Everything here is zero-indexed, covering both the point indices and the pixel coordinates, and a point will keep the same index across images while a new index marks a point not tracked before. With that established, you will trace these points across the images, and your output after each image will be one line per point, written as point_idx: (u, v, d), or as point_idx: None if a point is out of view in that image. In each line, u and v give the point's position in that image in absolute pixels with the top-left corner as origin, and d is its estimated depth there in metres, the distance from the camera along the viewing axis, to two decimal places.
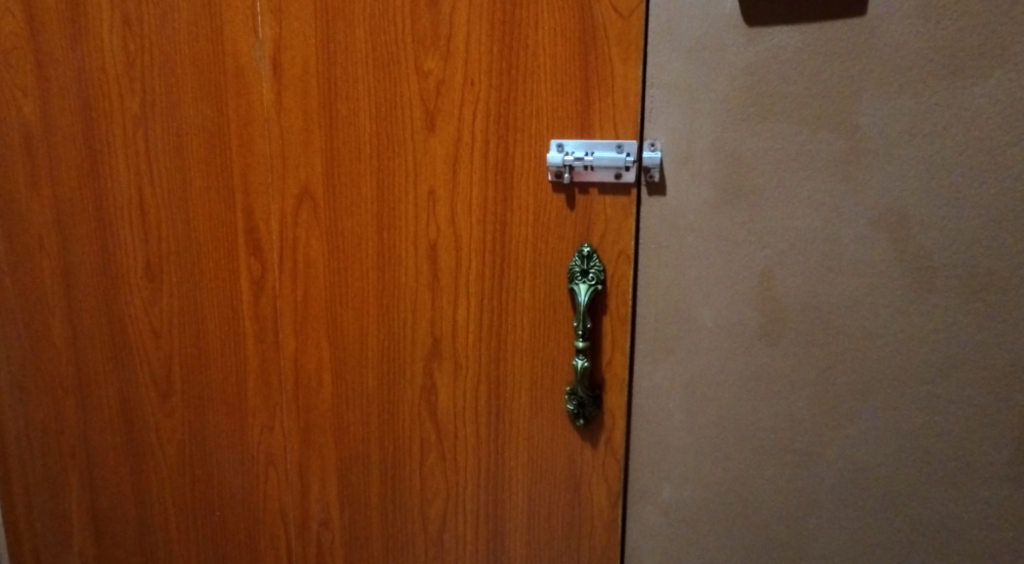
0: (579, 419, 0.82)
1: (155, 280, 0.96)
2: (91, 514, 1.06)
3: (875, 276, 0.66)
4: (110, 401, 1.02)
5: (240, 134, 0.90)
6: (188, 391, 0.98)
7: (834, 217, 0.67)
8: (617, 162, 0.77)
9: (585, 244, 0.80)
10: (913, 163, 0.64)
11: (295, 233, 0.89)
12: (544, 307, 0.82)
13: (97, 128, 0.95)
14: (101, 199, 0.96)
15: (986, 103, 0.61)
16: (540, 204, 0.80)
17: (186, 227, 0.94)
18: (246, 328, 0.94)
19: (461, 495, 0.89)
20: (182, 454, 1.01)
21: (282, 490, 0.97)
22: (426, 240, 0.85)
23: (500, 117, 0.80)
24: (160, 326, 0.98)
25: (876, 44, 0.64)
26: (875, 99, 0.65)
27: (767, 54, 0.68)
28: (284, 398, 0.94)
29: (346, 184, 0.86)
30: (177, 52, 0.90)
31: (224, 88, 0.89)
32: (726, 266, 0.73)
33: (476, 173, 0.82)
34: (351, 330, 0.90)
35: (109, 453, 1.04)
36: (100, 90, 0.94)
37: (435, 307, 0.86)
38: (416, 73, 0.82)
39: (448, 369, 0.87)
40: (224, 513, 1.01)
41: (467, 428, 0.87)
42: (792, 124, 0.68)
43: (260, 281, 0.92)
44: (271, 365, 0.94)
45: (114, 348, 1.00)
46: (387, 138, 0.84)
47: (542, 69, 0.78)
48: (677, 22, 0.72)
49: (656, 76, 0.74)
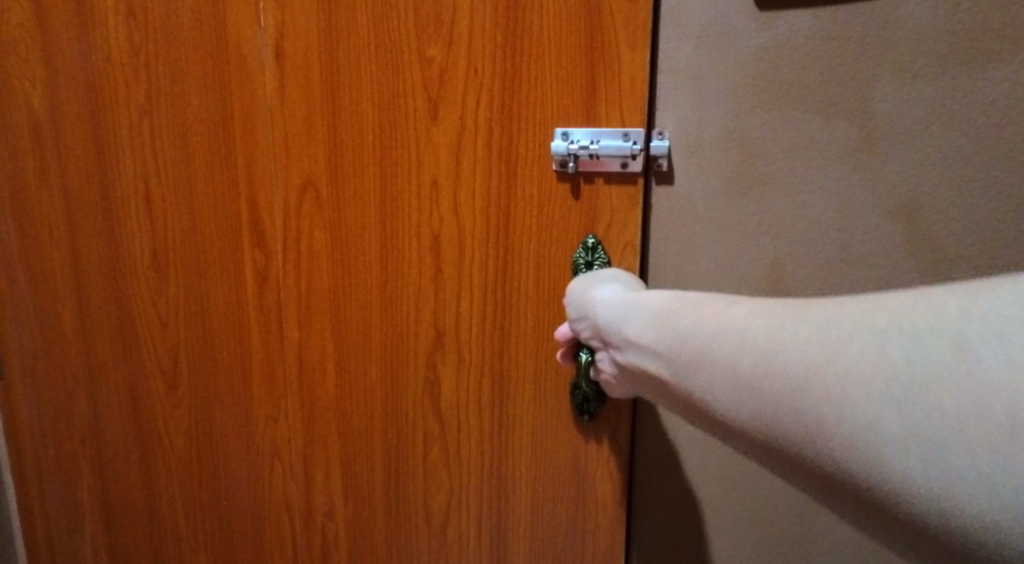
0: (584, 414, 0.82)
1: (162, 270, 0.96)
2: (102, 501, 1.06)
3: (890, 267, 0.70)
4: (119, 390, 1.01)
5: (243, 123, 0.88)
6: (195, 381, 0.97)
7: (847, 207, 0.70)
8: (623, 150, 0.75)
9: (590, 235, 0.78)
10: (927, 152, 0.67)
11: (299, 224, 0.88)
12: (549, 300, 0.81)
13: (104, 118, 0.94)
14: (108, 188, 0.96)
15: (1006, 88, 0.64)
16: (545, 194, 0.79)
17: (191, 218, 0.93)
18: (251, 319, 0.93)
19: (464, 489, 0.88)
20: (189, 444, 1.00)
21: (287, 481, 0.96)
22: (429, 231, 0.83)
23: (504, 105, 0.78)
24: (168, 316, 0.97)
25: (891, 29, 0.66)
26: (890, 87, 0.67)
27: (779, 38, 0.70)
28: (288, 388, 0.94)
29: (350, 175, 0.85)
30: (182, 39, 0.88)
31: (228, 78, 0.88)
32: (737, 258, 0.75)
33: (478, 161, 0.80)
34: (354, 322, 0.89)
35: (119, 443, 1.03)
36: (105, 79, 0.92)
37: (438, 299, 0.84)
38: (419, 61, 0.80)
39: (450, 361, 0.85)
40: (232, 504, 1.00)
41: (470, 421, 0.86)
42: (803, 111, 0.70)
43: (264, 272, 0.91)
44: (275, 356, 0.93)
45: (123, 338, 0.99)
46: (390, 127, 0.82)
47: (547, 55, 0.76)
48: (687, 6, 0.72)
49: (664, 62, 0.74)
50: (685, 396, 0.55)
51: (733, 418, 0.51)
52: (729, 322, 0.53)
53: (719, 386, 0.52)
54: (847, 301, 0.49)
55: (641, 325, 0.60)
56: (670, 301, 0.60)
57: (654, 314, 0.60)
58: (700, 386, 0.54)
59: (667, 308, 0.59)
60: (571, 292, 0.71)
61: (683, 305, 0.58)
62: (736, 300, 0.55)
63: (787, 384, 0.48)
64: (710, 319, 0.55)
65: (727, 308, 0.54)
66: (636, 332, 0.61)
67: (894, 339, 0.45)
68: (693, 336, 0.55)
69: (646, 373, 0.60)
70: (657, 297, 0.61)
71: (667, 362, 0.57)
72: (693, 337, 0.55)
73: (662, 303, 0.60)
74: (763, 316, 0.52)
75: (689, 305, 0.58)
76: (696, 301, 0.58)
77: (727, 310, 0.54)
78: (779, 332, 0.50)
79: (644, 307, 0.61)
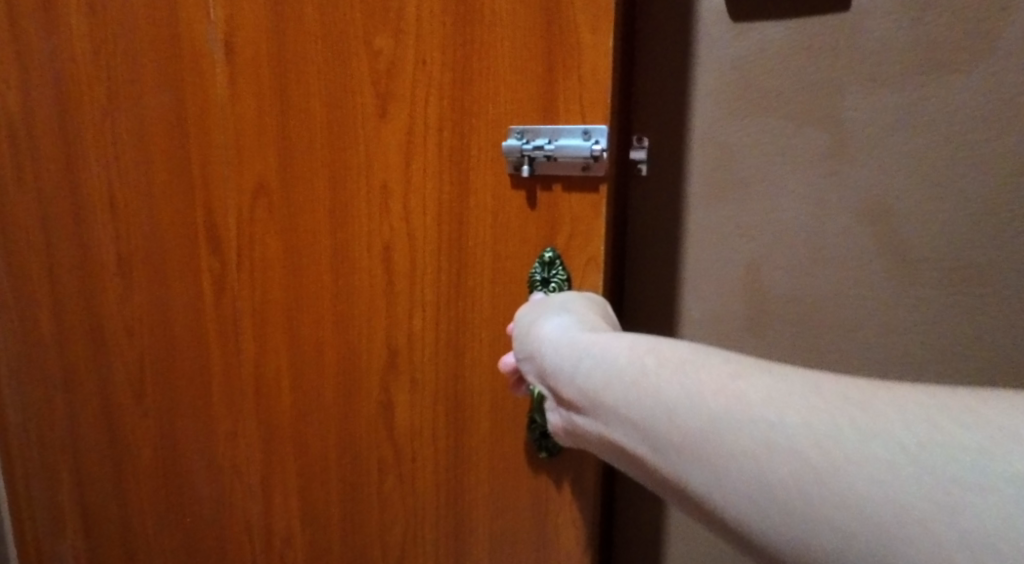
0: (542, 452, 0.73)
1: (127, 276, 0.89)
2: (82, 513, 1.00)
3: (859, 269, 0.73)
4: (92, 400, 0.96)
5: (198, 122, 0.82)
6: (160, 395, 0.91)
7: (820, 209, 0.73)
8: (582, 151, 0.66)
9: (548, 248, 0.70)
10: (895, 156, 0.70)
11: (252, 231, 0.81)
12: (505, 320, 0.72)
13: (69, 119, 0.88)
14: (78, 189, 0.90)
15: (967, 97, 0.67)
16: (500, 202, 0.71)
17: (151, 223, 0.87)
18: (211, 333, 0.86)
19: (421, 524, 0.80)
20: (157, 460, 0.93)
21: (248, 502, 0.89)
22: (380, 240, 0.76)
23: (455, 101, 0.70)
24: (133, 325, 0.91)
25: (860, 40, 0.70)
26: (859, 95, 0.70)
27: (753, 48, 0.73)
28: (246, 404, 0.87)
29: (300, 178, 0.78)
30: (137, 32, 0.82)
31: (182, 74, 0.81)
32: (712, 258, 0.77)
33: (430, 164, 0.72)
34: (307, 337, 0.82)
35: (95, 455, 0.97)
36: (71, 74, 0.87)
37: (391, 315, 0.77)
38: (367, 52, 0.72)
39: (404, 384, 0.78)
40: (200, 524, 0.93)
41: (426, 450, 0.78)
42: (779, 119, 0.73)
43: (220, 281, 0.84)
44: (235, 372, 0.86)
45: (95, 346, 0.94)
46: (339, 127, 0.75)
47: (501, 45, 0.68)
48: (663, 18, 0.76)
49: (643, 70, 0.77)
50: (678, 483, 0.46)
51: (758, 530, 0.42)
52: (744, 404, 0.43)
53: (737, 488, 0.42)
54: (932, 412, 0.39)
55: (613, 386, 0.50)
56: (645, 354, 0.49)
57: (628, 373, 0.49)
58: (704, 479, 0.44)
59: (642, 364, 0.49)
60: (518, 330, 0.61)
61: (668, 364, 0.48)
62: (738, 368, 0.45)
63: (858, 520, 0.39)
64: (710, 390, 0.45)
65: (738, 382, 0.44)
66: (609, 396, 0.50)
67: (995, 487, 0.36)
68: (689, 413, 0.45)
69: (622, 446, 0.49)
70: (628, 348, 0.50)
71: (650, 438, 0.47)
72: (689, 414, 0.45)
73: (636, 357, 0.49)
74: (796, 406, 0.42)
75: (675, 364, 0.47)
76: (685, 361, 0.47)
77: (733, 382, 0.44)
78: (839, 446, 0.40)
79: (614, 359, 0.51)
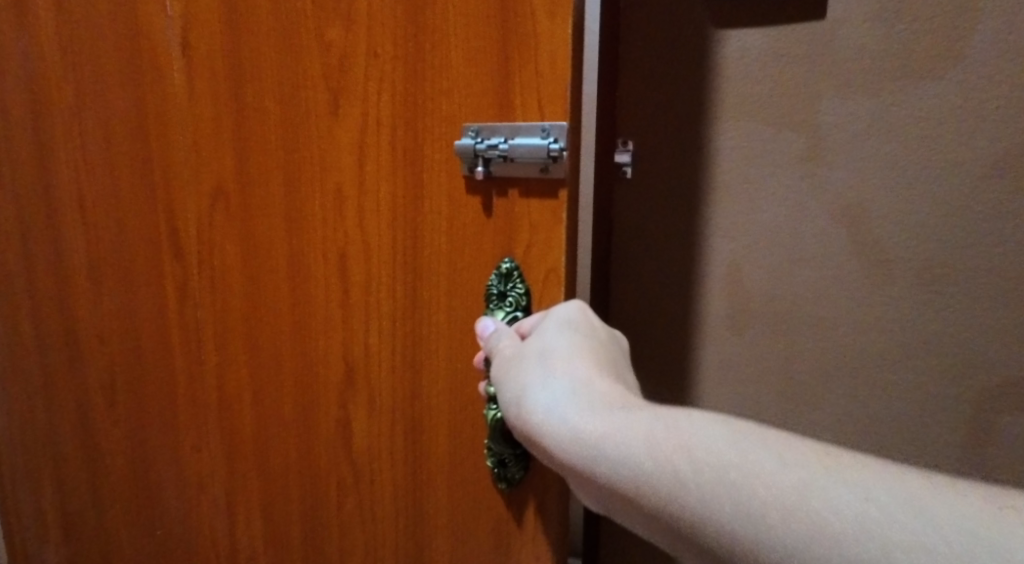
0: (500, 481, 0.67)
1: (98, 282, 0.84)
2: (64, 532, 0.94)
3: (836, 270, 0.73)
4: (69, 412, 0.90)
5: (158, 121, 0.77)
6: (132, 409, 0.86)
7: (797, 211, 0.73)
8: (539, 151, 0.61)
9: (506, 258, 0.65)
10: (873, 160, 0.70)
11: (211, 237, 0.76)
12: (463, 333, 0.67)
13: (43, 119, 0.83)
14: (50, 191, 0.85)
15: (940, 102, 0.67)
16: (456, 207, 0.66)
17: (119, 227, 0.81)
18: (177, 345, 0.81)
19: (382, 550, 0.75)
20: (132, 476, 0.88)
21: (213, 519, 0.84)
22: (335, 248, 0.71)
23: (408, 96, 0.65)
24: (106, 334, 0.85)
25: (836, 44, 0.69)
26: (836, 100, 0.70)
27: (733, 54, 0.73)
28: (209, 418, 0.81)
29: (257, 180, 0.73)
30: (101, 26, 0.77)
31: (142, 70, 0.76)
32: (702, 268, 0.77)
33: (384, 165, 0.67)
34: (266, 349, 0.76)
35: (72, 468, 0.92)
36: (38, 70, 0.82)
37: (348, 327, 0.72)
38: (319, 45, 0.67)
39: (361, 400, 0.73)
40: (167, 543, 0.88)
41: (386, 473, 0.73)
42: (759, 123, 0.73)
43: (183, 288, 0.79)
44: (199, 386, 0.81)
45: (70, 355, 0.88)
46: (294, 127, 0.70)
47: (456, 36, 0.63)
48: (639, 20, 0.75)
49: (624, 72, 0.76)
50: None
51: None
52: (818, 525, 0.42)
53: None
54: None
55: (650, 495, 0.46)
56: (675, 455, 0.46)
57: (666, 483, 0.46)
58: None
59: (677, 470, 0.45)
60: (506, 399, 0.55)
61: (708, 471, 0.45)
62: (800, 474, 0.43)
63: None
64: (770, 505, 0.43)
65: (802, 495, 0.42)
66: (647, 505, 0.46)
67: None
68: (750, 530, 0.43)
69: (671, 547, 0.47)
70: (654, 448, 0.47)
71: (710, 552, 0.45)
72: (753, 529, 0.43)
73: (667, 461, 0.46)
74: (879, 518, 0.41)
75: (717, 471, 0.44)
76: (724, 463, 0.45)
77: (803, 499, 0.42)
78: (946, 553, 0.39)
79: (643, 464, 0.47)
